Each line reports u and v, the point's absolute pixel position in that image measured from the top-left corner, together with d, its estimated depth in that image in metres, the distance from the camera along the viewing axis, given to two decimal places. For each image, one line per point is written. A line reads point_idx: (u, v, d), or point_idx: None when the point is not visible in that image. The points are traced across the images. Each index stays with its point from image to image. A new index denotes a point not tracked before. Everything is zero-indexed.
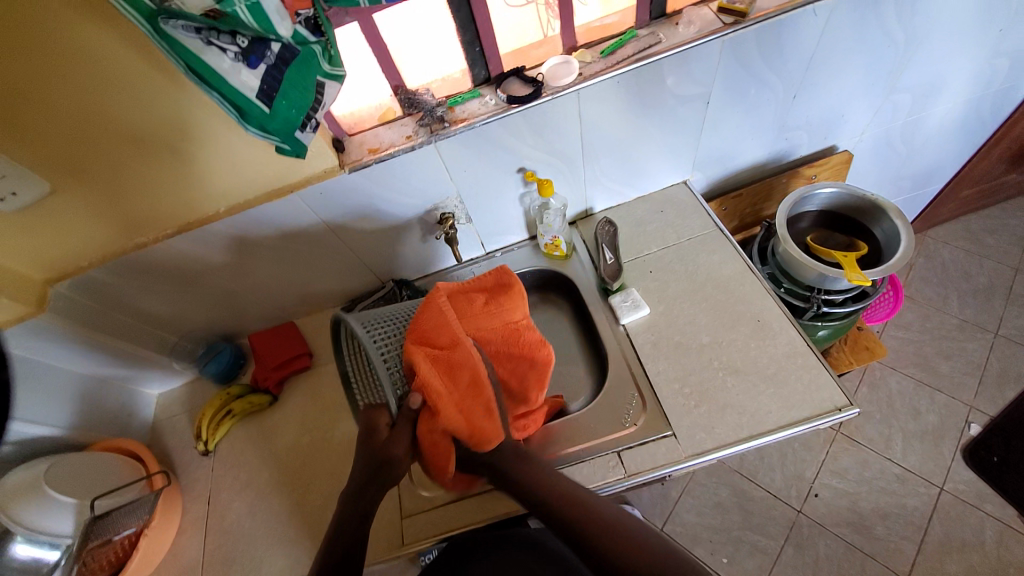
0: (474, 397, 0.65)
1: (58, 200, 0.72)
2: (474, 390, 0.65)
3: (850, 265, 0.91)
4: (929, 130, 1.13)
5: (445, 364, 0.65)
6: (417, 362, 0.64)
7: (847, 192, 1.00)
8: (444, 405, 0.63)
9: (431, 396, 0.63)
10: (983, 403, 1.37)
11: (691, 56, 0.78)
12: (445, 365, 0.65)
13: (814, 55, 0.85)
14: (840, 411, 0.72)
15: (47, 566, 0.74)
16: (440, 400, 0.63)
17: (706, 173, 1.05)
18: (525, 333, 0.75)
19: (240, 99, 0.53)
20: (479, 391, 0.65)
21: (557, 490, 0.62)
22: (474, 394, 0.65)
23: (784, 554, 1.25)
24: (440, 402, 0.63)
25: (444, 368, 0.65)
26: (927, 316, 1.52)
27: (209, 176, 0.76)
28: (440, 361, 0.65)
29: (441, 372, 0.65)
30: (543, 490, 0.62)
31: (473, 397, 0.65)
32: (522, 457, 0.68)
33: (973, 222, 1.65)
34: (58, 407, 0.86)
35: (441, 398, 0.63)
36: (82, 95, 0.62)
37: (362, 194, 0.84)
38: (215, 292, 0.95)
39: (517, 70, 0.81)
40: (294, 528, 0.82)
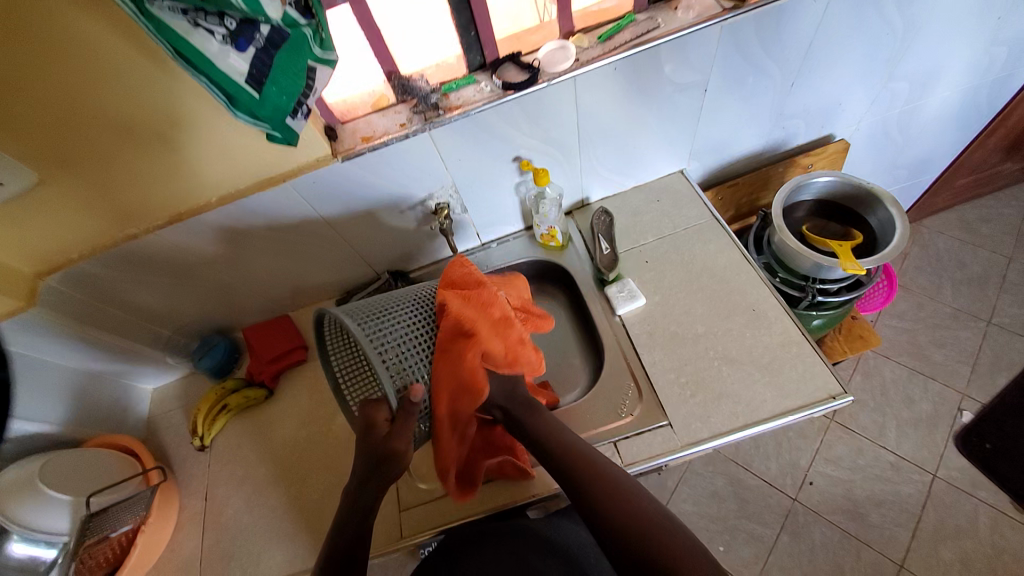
0: (504, 330, 0.71)
1: (46, 191, 0.70)
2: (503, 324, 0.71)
3: (846, 254, 0.91)
4: (925, 119, 1.13)
5: (474, 303, 0.70)
6: (451, 296, 0.69)
7: (845, 180, 1.00)
8: (481, 332, 0.67)
9: (467, 325, 0.67)
10: (976, 391, 1.38)
11: (689, 43, 0.77)
12: (476, 301, 0.70)
13: (813, 42, 0.84)
14: (836, 398, 0.72)
15: (45, 564, 0.74)
16: (478, 327, 0.67)
17: (703, 163, 1.04)
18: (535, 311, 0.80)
19: (230, 85, 0.51)
20: (507, 325, 0.71)
21: (574, 454, 0.64)
22: (503, 329, 0.71)
23: (779, 541, 1.26)
24: (478, 328, 0.67)
25: (475, 305, 0.70)
26: (920, 305, 1.53)
27: (201, 165, 0.74)
28: (470, 299, 0.70)
29: (474, 306, 0.70)
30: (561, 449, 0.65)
31: (502, 330, 0.71)
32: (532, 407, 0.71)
33: (966, 211, 1.66)
34: (52, 402, 0.85)
35: (478, 326, 0.68)
36: (70, 82, 0.60)
37: (356, 184, 0.83)
38: (208, 284, 0.94)
39: (513, 55, 0.80)
40: (291, 521, 0.81)
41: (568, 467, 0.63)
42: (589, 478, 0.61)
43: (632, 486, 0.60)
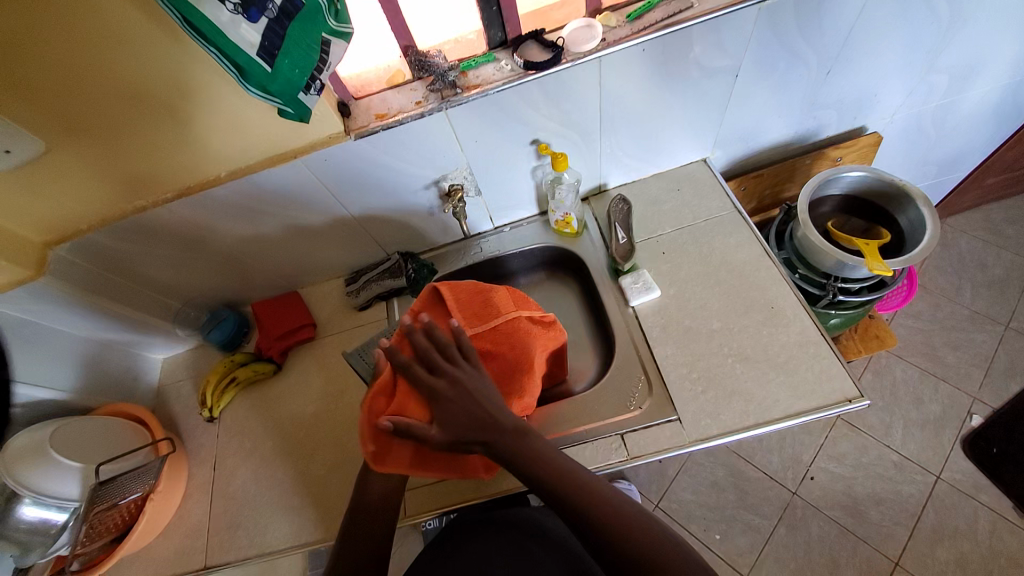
0: (525, 335, 0.71)
1: (54, 158, 0.69)
2: (516, 340, 0.70)
3: (871, 254, 0.88)
4: (962, 115, 1.08)
5: (440, 350, 0.64)
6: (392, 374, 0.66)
7: (874, 176, 0.95)
8: (448, 393, 0.61)
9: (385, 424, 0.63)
10: (988, 395, 1.36)
11: (723, 24, 0.73)
12: (443, 354, 0.64)
13: (855, 27, 0.79)
14: (850, 402, 0.71)
15: (55, 527, 0.75)
16: (443, 389, 0.61)
17: (727, 152, 1.00)
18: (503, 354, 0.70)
19: (240, 57, 0.48)
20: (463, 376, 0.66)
21: (561, 468, 0.59)
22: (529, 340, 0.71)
23: (776, 533, 1.28)
24: (441, 391, 0.61)
25: (448, 348, 0.64)
26: (938, 306, 1.50)
27: (213, 138, 0.72)
28: (433, 341, 0.65)
29: (443, 359, 0.63)
30: (546, 466, 0.59)
31: (518, 351, 0.70)
32: (523, 430, 0.61)
33: (993, 212, 1.60)
34: (63, 370, 0.86)
35: (426, 387, 0.61)
36: (82, 51, 0.58)
37: (369, 162, 0.80)
38: (215, 258, 0.93)
39: (535, 33, 0.76)
40: (297, 495, 0.82)
41: (551, 480, 0.58)
42: (582, 494, 0.57)
43: (612, 491, 0.59)
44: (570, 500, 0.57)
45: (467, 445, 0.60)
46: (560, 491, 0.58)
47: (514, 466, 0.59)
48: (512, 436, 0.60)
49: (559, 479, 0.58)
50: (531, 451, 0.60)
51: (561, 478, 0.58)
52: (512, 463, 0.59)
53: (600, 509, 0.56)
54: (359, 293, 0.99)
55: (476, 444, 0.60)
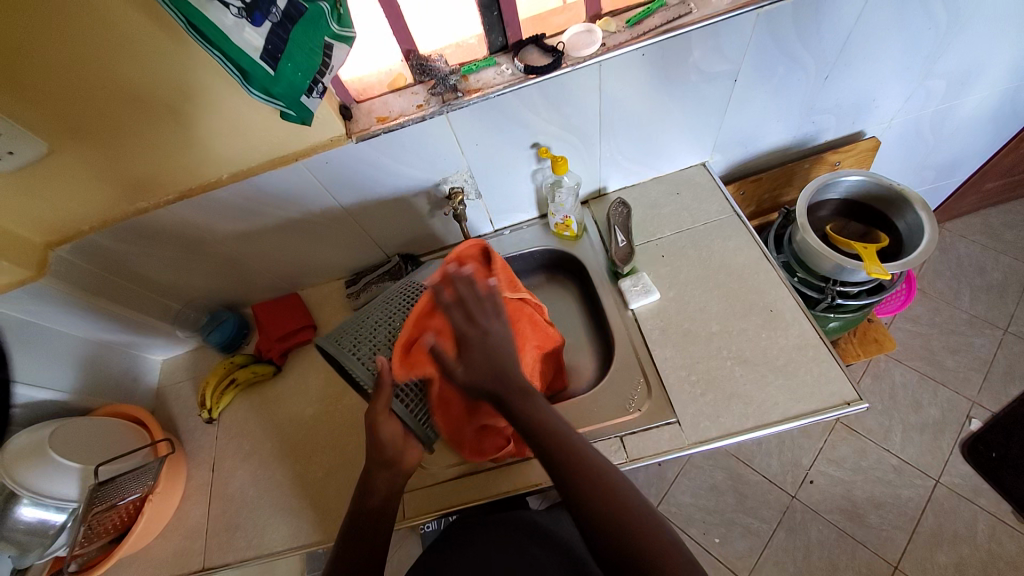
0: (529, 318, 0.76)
1: (57, 160, 0.69)
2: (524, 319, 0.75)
3: (869, 257, 0.88)
4: (960, 120, 1.08)
5: (478, 300, 0.63)
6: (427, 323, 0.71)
7: (873, 181, 0.96)
8: (478, 342, 0.61)
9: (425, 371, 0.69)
10: (986, 400, 1.36)
11: (721, 29, 0.73)
12: (479, 305, 0.62)
13: (853, 32, 0.79)
14: (849, 405, 0.71)
15: (53, 528, 0.75)
16: (474, 337, 0.61)
17: (727, 155, 1.01)
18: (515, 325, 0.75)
19: (243, 60, 0.49)
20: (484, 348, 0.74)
21: (571, 449, 0.58)
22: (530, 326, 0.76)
23: (775, 537, 1.27)
24: (471, 339, 0.61)
25: (486, 301, 0.63)
26: (937, 310, 1.50)
27: (215, 140, 0.73)
28: (473, 293, 0.63)
29: (476, 311, 0.62)
30: (555, 445, 0.58)
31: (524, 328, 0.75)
32: (529, 394, 0.61)
33: (991, 216, 1.61)
34: (63, 371, 0.86)
35: (460, 330, 0.61)
36: (86, 53, 0.58)
37: (370, 164, 0.81)
38: (217, 259, 0.93)
39: (536, 37, 0.77)
40: (296, 497, 0.82)
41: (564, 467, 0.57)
42: (593, 486, 0.55)
43: (627, 488, 0.56)
44: (576, 483, 0.55)
45: (480, 394, 0.62)
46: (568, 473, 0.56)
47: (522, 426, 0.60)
48: (520, 398, 0.61)
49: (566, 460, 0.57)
50: (538, 419, 0.60)
51: (568, 460, 0.57)
52: (518, 425, 0.60)
53: (604, 497, 0.54)
54: (359, 295, 0.99)
55: (488, 397, 0.61)
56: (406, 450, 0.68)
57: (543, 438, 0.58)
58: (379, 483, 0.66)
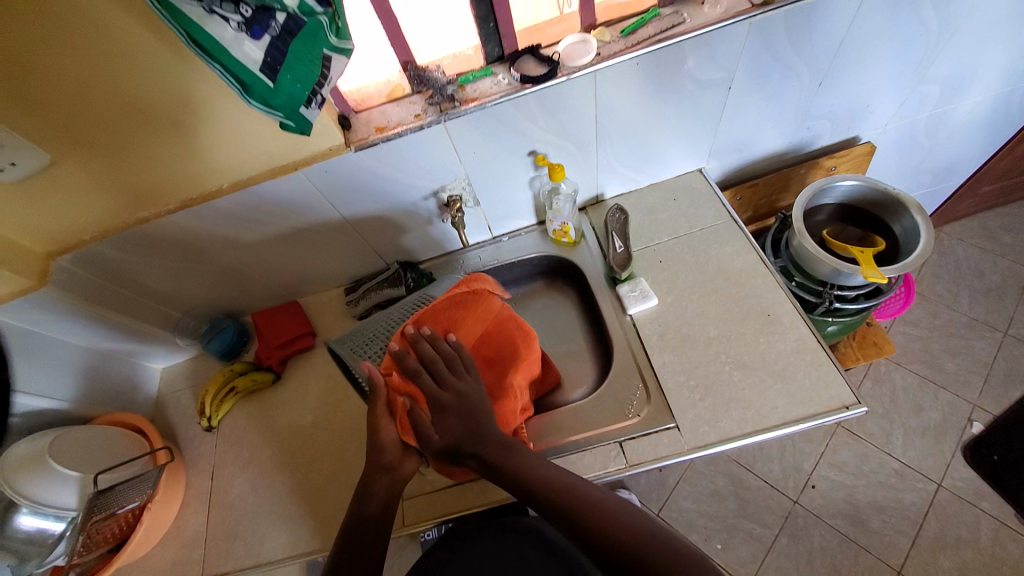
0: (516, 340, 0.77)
1: (59, 170, 0.70)
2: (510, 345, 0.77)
3: (866, 261, 0.89)
4: (955, 124, 1.09)
5: (446, 362, 0.69)
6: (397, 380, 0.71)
7: (869, 185, 0.97)
8: (451, 402, 0.65)
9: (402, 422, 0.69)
10: (987, 402, 1.36)
11: (715, 38, 0.74)
12: (449, 365, 0.69)
13: (846, 39, 0.80)
14: (848, 409, 0.71)
15: (52, 537, 0.75)
16: (447, 400, 0.65)
17: (723, 161, 1.02)
18: (501, 345, 0.77)
19: (243, 74, 0.50)
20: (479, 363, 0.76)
21: (571, 491, 0.59)
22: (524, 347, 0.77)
23: (778, 543, 1.27)
24: (445, 402, 0.65)
25: (453, 361, 0.69)
26: (936, 313, 1.50)
27: (216, 150, 0.74)
28: (440, 352, 0.70)
29: (446, 370, 0.68)
30: (549, 486, 0.59)
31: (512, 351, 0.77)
32: (507, 445, 0.64)
33: (989, 219, 1.62)
34: (63, 379, 0.86)
35: (430, 395, 0.66)
36: (88, 66, 0.59)
37: (368, 173, 0.82)
38: (218, 268, 0.94)
39: (532, 48, 0.78)
40: (296, 505, 0.82)
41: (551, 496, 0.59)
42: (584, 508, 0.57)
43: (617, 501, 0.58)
44: (583, 524, 0.55)
45: (461, 456, 0.64)
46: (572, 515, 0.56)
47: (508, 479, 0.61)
48: (500, 450, 0.63)
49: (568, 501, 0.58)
50: (520, 468, 0.61)
51: (571, 505, 0.57)
52: (506, 479, 0.61)
53: (594, 518, 0.56)
54: (358, 303, 1.00)
55: (469, 457, 0.64)
56: (407, 456, 0.69)
57: (534, 484, 0.60)
58: (378, 487, 0.66)
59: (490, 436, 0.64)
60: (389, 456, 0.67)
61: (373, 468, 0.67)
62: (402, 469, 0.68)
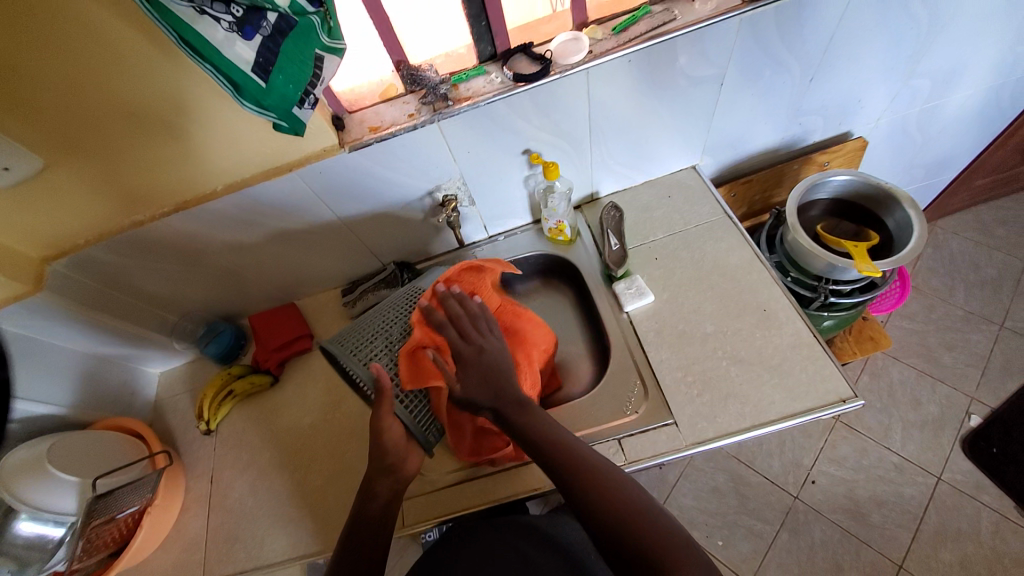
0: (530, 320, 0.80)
1: (53, 175, 0.70)
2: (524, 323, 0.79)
3: (860, 255, 0.89)
4: (946, 118, 1.10)
5: (471, 319, 0.70)
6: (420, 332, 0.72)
7: (862, 180, 0.97)
8: (472, 356, 0.66)
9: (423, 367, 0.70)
10: (985, 395, 1.37)
11: (706, 35, 0.75)
12: (474, 323, 0.69)
13: (836, 35, 0.81)
14: (845, 402, 0.71)
15: (52, 542, 0.75)
16: (468, 353, 0.66)
17: (717, 158, 1.02)
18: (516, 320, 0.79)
19: (236, 74, 0.51)
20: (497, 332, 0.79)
21: (579, 462, 0.59)
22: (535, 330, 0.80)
23: (779, 538, 1.27)
24: (466, 355, 0.67)
25: (477, 319, 0.69)
26: (932, 307, 1.51)
27: (210, 152, 0.74)
28: (467, 310, 0.70)
29: (470, 329, 0.69)
30: (559, 452, 0.60)
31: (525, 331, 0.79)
32: (525, 406, 0.64)
33: (983, 212, 1.63)
34: (60, 384, 0.86)
35: (455, 347, 0.67)
36: (80, 70, 0.59)
37: (363, 173, 0.82)
38: (214, 271, 0.94)
39: (524, 46, 0.78)
40: (295, 507, 0.82)
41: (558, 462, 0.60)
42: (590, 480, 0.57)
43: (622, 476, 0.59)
44: (593, 503, 0.56)
45: (478, 408, 0.65)
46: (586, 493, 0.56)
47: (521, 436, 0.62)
48: (516, 408, 0.64)
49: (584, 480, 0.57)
50: (532, 431, 0.62)
51: (574, 476, 0.58)
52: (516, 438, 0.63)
53: (597, 493, 0.56)
54: (355, 303, 1.00)
55: (486, 410, 0.65)
56: (408, 456, 0.69)
57: (546, 448, 0.60)
58: (381, 487, 0.66)
59: (507, 397, 0.65)
60: (392, 455, 0.67)
61: (373, 470, 0.67)
62: (404, 469, 0.67)
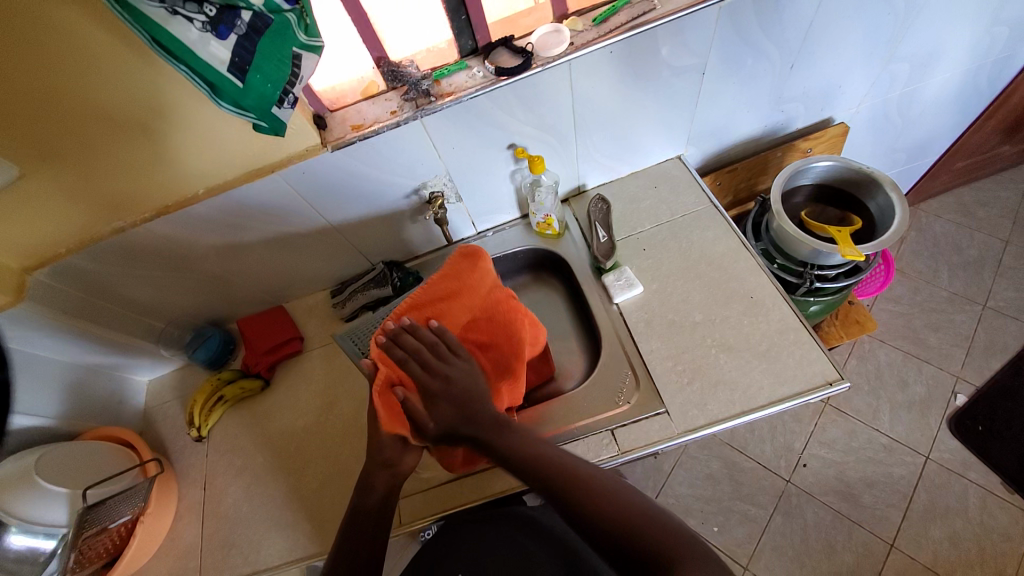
0: (516, 325, 0.76)
1: (30, 183, 0.69)
2: (510, 329, 0.76)
3: (844, 240, 0.90)
4: (926, 101, 1.11)
5: (431, 348, 0.65)
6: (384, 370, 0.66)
7: (843, 165, 0.98)
8: (441, 389, 0.63)
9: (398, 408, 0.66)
10: (970, 374, 1.39)
11: (686, 24, 0.75)
12: (434, 351, 0.66)
13: (814, 21, 0.81)
14: (831, 385, 0.73)
15: (44, 555, 0.73)
16: (436, 388, 0.63)
17: (701, 148, 1.02)
18: (501, 320, 0.76)
19: (212, 75, 0.49)
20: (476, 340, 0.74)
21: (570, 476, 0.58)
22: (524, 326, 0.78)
23: (772, 522, 1.29)
24: (434, 389, 0.63)
25: (437, 345, 0.66)
26: (917, 290, 1.53)
27: (190, 155, 0.73)
28: (423, 339, 0.66)
29: (433, 358, 0.65)
30: (548, 469, 0.59)
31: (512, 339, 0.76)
32: (501, 424, 0.64)
33: (965, 194, 1.65)
34: (49, 396, 0.85)
35: (419, 382, 0.63)
36: (53, 75, 0.58)
37: (348, 173, 0.81)
38: (200, 276, 0.93)
39: (506, 39, 0.78)
40: (290, 511, 0.82)
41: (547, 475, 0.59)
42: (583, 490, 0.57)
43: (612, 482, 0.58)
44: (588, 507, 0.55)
45: (456, 438, 0.64)
46: (567, 493, 0.57)
47: (503, 457, 0.62)
48: (494, 428, 0.63)
49: (549, 473, 0.59)
50: (516, 445, 0.62)
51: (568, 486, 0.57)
52: (498, 457, 0.62)
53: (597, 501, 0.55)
54: (345, 304, 1.00)
55: (464, 438, 0.64)
56: (407, 453, 0.69)
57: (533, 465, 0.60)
58: (379, 481, 0.66)
59: (483, 419, 0.64)
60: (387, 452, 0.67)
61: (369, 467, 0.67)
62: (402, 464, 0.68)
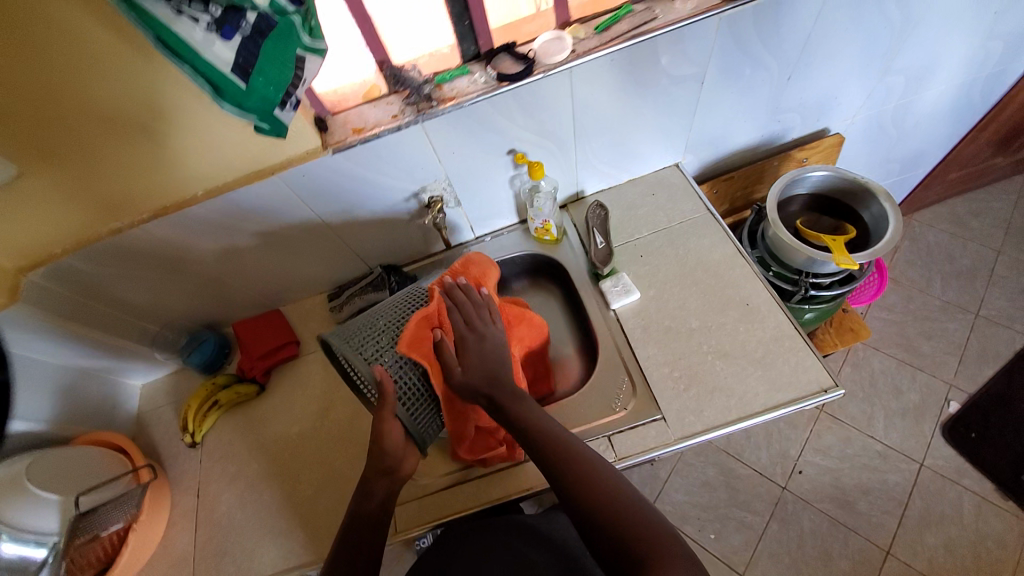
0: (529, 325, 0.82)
1: (28, 182, 0.68)
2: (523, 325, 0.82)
3: (839, 249, 0.92)
4: (919, 113, 1.13)
5: (476, 308, 0.74)
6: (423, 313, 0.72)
7: (838, 174, 0.99)
8: (474, 343, 0.70)
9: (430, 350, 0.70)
10: (963, 382, 1.41)
11: (687, 34, 0.76)
12: (476, 311, 0.74)
13: (812, 33, 0.83)
14: (827, 391, 0.73)
15: (34, 564, 0.71)
16: (472, 339, 0.71)
17: (698, 155, 1.03)
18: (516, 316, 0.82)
19: (215, 74, 0.50)
20: None
21: (578, 467, 0.58)
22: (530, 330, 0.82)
23: (769, 529, 1.28)
24: (469, 341, 0.70)
25: (481, 308, 0.74)
26: (910, 298, 1.55)
27: (191, 157, 0.72)
28: (469, 298, 0.75)
29: (472, 317, 0.73)
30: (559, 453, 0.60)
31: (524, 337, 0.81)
32: (519, 396, 0.66)
33: (956, 205, 1.68)
34: (39, 399, 0.84)
35: (460, 331, 0.71)
36: (56, 73, 0.58)
37: (348, 177, 0.81)
38: (196, 278, 0.92)
39: (508, 46, 0.79)
40: (284, 518, 0.81)
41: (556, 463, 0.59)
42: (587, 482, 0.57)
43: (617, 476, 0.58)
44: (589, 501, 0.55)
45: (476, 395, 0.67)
46: (571, 482, 0.57)
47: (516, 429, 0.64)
48: (510, 395, 0.66)
49: (560, 457, 0.60)
50: (528, 420, 0.63)
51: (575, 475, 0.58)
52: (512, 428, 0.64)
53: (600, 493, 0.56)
54: (342, 308, 0.99)
55: (482, 397, 0.67)
56: (405, 458, 0.67)
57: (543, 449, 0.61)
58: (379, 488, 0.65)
59: (503, 386, 0.67)
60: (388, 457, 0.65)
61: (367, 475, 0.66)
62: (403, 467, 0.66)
